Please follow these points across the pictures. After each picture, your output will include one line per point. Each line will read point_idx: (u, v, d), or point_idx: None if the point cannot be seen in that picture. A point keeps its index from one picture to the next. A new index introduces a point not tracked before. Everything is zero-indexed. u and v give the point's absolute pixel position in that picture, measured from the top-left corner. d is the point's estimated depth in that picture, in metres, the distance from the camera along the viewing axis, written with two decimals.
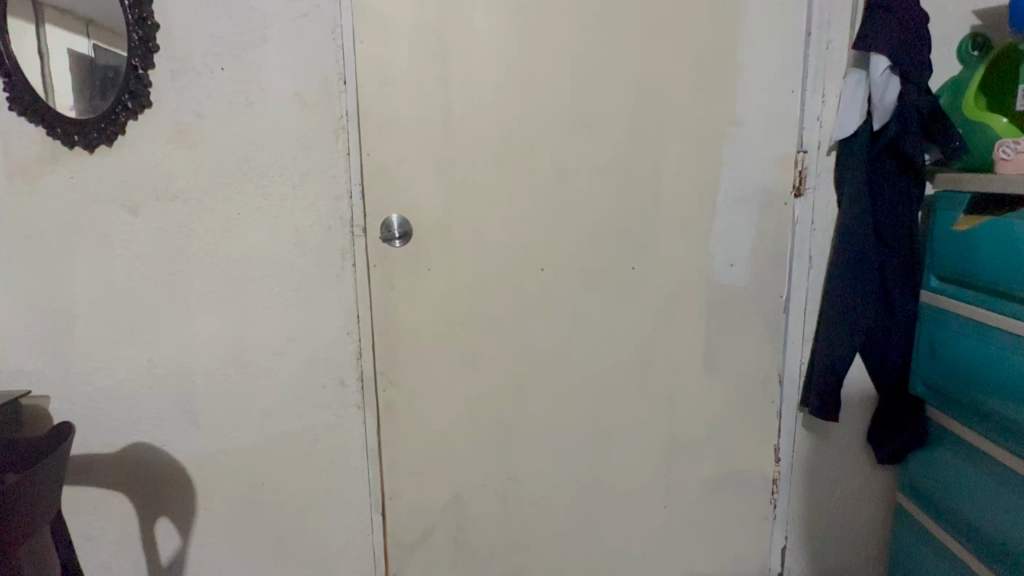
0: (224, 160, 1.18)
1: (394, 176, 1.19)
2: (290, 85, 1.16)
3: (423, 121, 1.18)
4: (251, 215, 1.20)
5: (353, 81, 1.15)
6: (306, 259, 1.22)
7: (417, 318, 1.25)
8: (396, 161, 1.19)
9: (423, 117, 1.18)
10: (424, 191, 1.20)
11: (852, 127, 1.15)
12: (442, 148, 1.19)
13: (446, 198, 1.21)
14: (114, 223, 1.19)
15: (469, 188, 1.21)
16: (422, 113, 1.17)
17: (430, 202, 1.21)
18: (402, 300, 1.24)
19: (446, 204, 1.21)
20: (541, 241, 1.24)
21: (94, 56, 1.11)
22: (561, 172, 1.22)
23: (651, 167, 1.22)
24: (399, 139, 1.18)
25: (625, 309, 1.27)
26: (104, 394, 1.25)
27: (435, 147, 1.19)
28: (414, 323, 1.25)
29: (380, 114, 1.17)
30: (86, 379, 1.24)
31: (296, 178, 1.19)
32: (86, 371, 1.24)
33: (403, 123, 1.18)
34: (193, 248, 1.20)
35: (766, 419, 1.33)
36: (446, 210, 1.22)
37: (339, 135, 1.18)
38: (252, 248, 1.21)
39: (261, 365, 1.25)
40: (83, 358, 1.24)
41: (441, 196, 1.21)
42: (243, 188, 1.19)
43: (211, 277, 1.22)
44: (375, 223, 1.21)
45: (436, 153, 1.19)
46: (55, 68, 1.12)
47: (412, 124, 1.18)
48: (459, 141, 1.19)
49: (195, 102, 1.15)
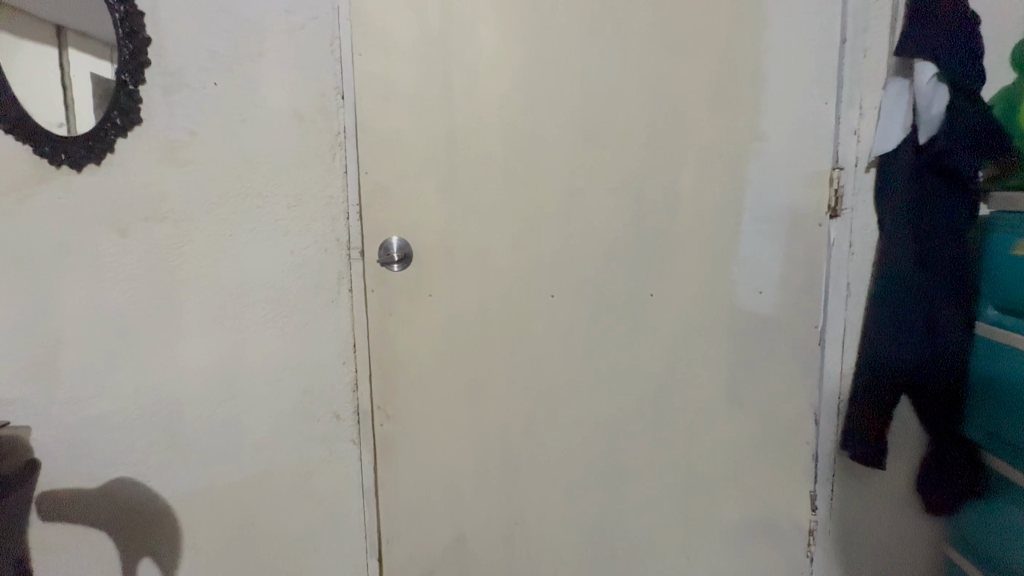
0: (216, 179, 1.11)
1: (395, 196, 1.12)
2: (285, 100, 1.09)
3: (426, 138, 1.11)
4: (243, 236, 1.13)
5: (352, 96, 1.09)
6: (300, 283, 1.14)
7: (418, 346, 1.17)
8: (396, 179, 1.12)
9: (424, 133, 1.10)
10: (425, 211, 1.13)
11: (894, 141, 1.05)
12: (445, 166, 1.12)
13: (449, 219, 1.13)
14: (102, 244, 1.13)
15: (474, 208, 1.13)
16: (425, 129, 1.10)
17: (432, 224, 1.13)
18: (402, 327, 1.16)
19: (449, 225, 1.13)
20: (553, 264, 1.15)
21: (88, 71, 1.07)
22: (574, 190, 1.13)
23: (672, 184, 1.12)
24: (400, 157, 1.11)
25: (644, 337, 1.17)
26: (89, 425, 1.18)
27: (438, 165, 1.11)
28: (414, 352, 1.17)
29: (380, 130, 1.10)
30: (70, 409, 1.17)
31: (291, 197, 1.12)
32: (71, 401, 1.17)
33: (404, 140, 1.11)
34: (183, 270, 1.14)
35: (800, 461, 1.20)
36: (449, 232, 1.14)
37: (336, 152, 1.11)
38: (246, 271, 1.14)
39: (252, 396, 1.18)
40: (68, 386, 1.17)
41: (444, 217, 1.13)
42: (236, 208, 1.12)
43: (202, 302, 1.15)
44: (372, 245, 1.13)
45: (438, 171, 1.12)
46: (45, 86, 1.07)
47: (411, 140, 1.11)
48: (462, 158, 1.11)
49: (188, 119, 1.10)
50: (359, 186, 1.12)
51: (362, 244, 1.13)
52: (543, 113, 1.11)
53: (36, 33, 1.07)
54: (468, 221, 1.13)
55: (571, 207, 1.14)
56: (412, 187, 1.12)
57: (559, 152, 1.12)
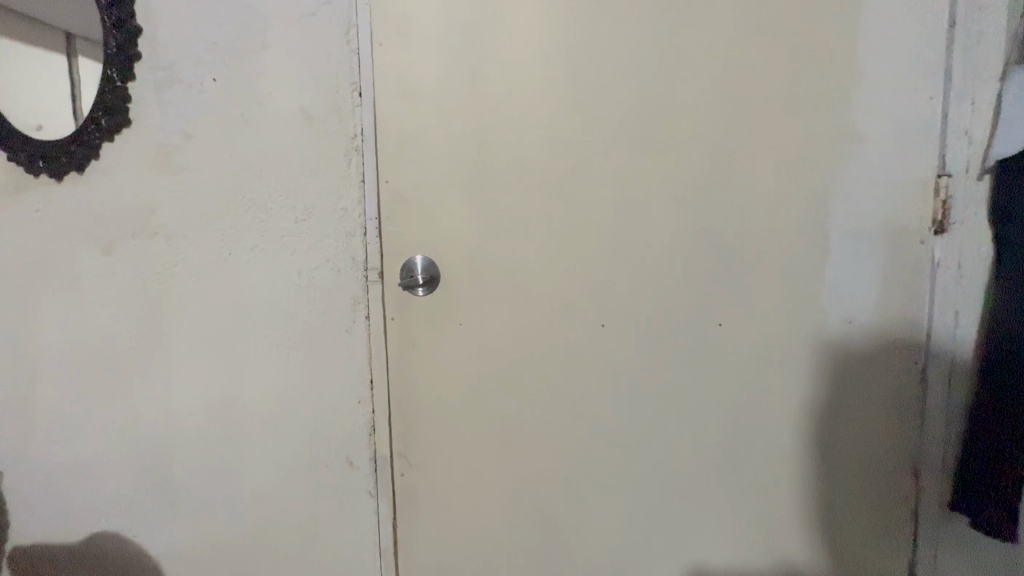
0: (213, 189, 0.96)
1: (419, 210, 0.97)
2: (293, 98, 0.94)
3: (456, 142, 0.95)
4: (245, 255, 0.98)
5: (370, 93, 0.94)
6: (309, 310, 0.99)
7: (444, 383, 1.01)
8: (421, 190, 0.96)
9: (453, 136, 0.95)
10: (454, 227, 0.97)
11: (1019, 142, 0.87)
12: (477, 175, 0.96)
13: (482, 236, 0.97)
14: (83, 264, 0.98)
15: (511, 223, 0.97)
16: (454, 132, 0.95)
17: (462, 241, 0.98)
18: (426, 361, 1.00)
19: (481, 243, 0.98)
20: (602, 287, 0.99)
21: (70, 68, 0.93)
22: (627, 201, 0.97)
23: (743, 194, 0.95)
24: (425, 164, 0.96)
25: (707, 372, 1.00)
26: (69, 470, 1.04)
27: (469, 174, 0.96)
28: (440, 388, 1.01)
29: (403, 133, 0.95)
30: (49, 451, 1.04)
31: (300, 210, 0.97)
32: (53, 441, 1.04)
33: (429, 145, 0.95)
34: (176, 293, 0.99)
35: (898, 524, 1.01)
36: (481, 251, 0.98)
37: (352, 158, 0.96)
38: (248, 295, 0.99)
39: (253, 439, 1.02)
40: (48, 424, 1.03)
41: (475, 234, 0.97)
42: (236, 222, 0.97)
43: (198, 330, 1.00)
44: (393, 266, 0.98)
45: (468, 180, 0.96)
46: (28, 89, 0.96)
47: (438, 144, 0.95)
48: (497, 164, 0.96)
49: (182, 120, 0.95)
50: (378, 198, 0.97)
51: (380, 265, 0.98)
52: (591, 112, 0.95)
53: (25, 32, 0.96)
54: (504, 238, 0.97)
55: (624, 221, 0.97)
56: (439, 198, 0.97)
57: (610, 158, 0.96)
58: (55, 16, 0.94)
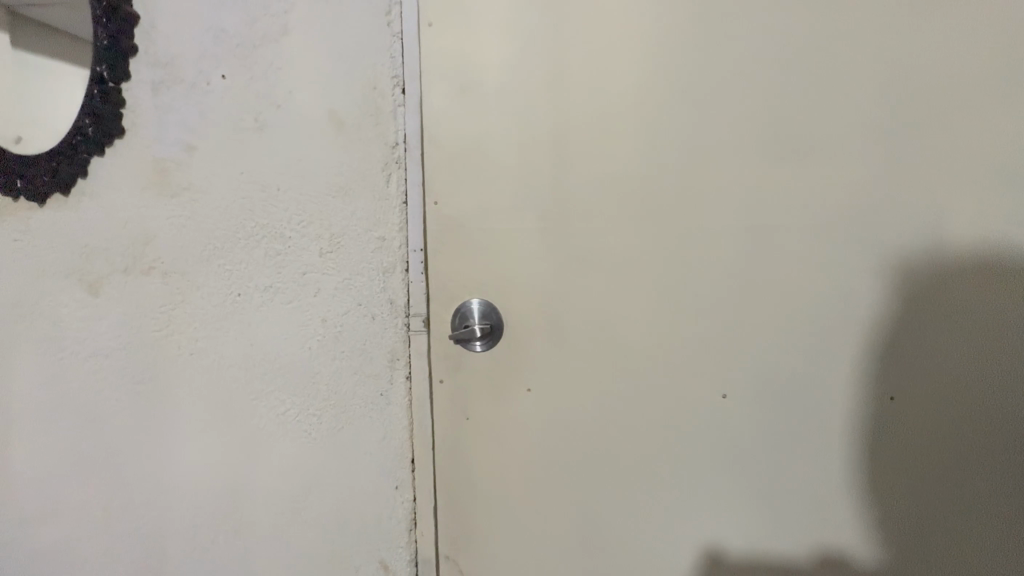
0: (221, 213, 0.77)
1: (478, 241, 0.75)
2: (320, 97, 0.74)
3: (527, 152, 0.72)
4: (256, 298, 0.77)
5: (417, 91, 0.73)
6: (335, 367, 0.76)
7: (506, 466, 0.78)
8: (480, 216, 0.74)
9: (523, 144, 0.72)
10: (523, 262, 0.74)
11: None
12: (556, 194, 0.72)
13: (561, 275, 0.74)
14: (66, 305, 0.80)
15: (599, 257, 0.72)
16: (525, 138, 0.72)
17: (533, 282, 0.74)
18: (484, 436, 0.78)
19: (559, 284, 0.74)
20: (723, 345, 0.72)
21: (65, 72, 0.78)
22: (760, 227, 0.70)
23: (936, 217, 0.66)
24: (487, 182, 0.74)
25: (879, 464, 0.71)
26: (58, 552, 0.87)
27: (545, 193, 0.73)
28: (501, 469, 0.78)
29: (458, 143, 0.74)
30: (36, 528, 0.87)
31: (325, 239, 0.75)
32: (39, 519, 0.87)
33: (493, 156, 0.73)
34: (173, 343, 0.79)
35: None
36: (560, 294, 0.74)
37: (392, 173, 0.74)
38: (260, 347, 0.78)
39: (265, 527, 0.81)
40: (34, 496, 0.86)
41: (552, 272, 0.74)
42: (247, 255, 0.77)
43: (197, 391, 0.79)
44: (443, 313, 0.76)
45: (542, 200, 0.73)
46: (15, 94, 0.81)
47: (502, 156, 0.73)
48: (581, 180, 0.72)
49: (184, 128, 0.76)
50: (426, 225, 0.75)
51: (427, 311, 0.76)
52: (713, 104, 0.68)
53: (24, 35, 0.81)
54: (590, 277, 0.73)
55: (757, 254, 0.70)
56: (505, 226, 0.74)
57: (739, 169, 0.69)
58: (52, 13, 0.79)
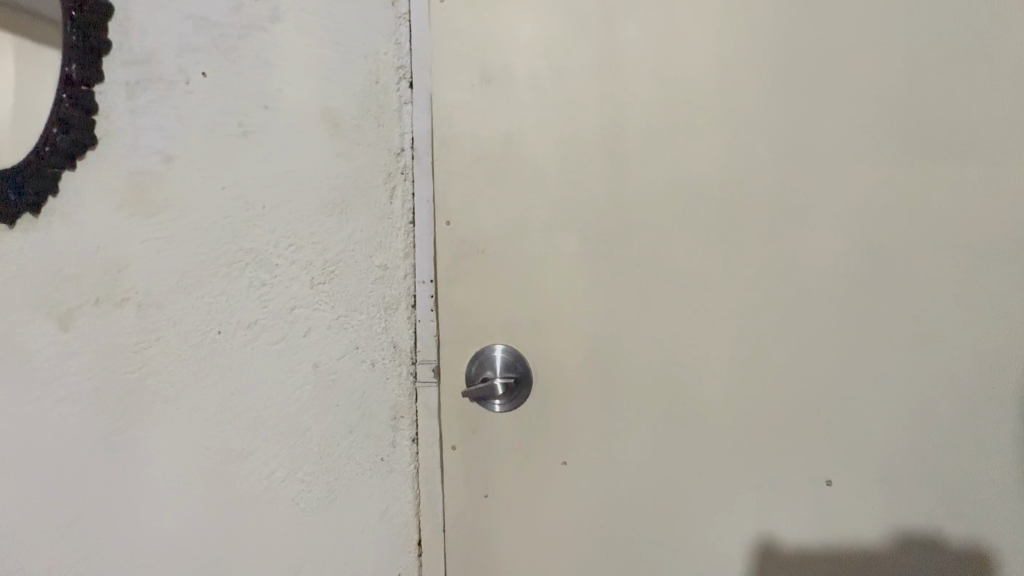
0: (199, 235, 0.64)
1: (500, 272, 0.60)
2: (311, 94, 0.61)
3: (563, 162, 0.58)
4: (238, 339, 0.64)
5: (426, 85, 0.59)
6: (327, 423, 0.63)
7: (534, 548, 0.63)
8: (503, 240, 0.60)
9: (559, 149, 0.58)
10: (556, 299, 0.60)
11: None
12: (600, 214, 0.58)
13: (604, 315, 0.59)
14: (32, 341, 0.69)
15: (654, 292, 0.58)
16: (562, 144, 0.58)
17: (569, 323, 0.60)
18: (509, 511, 0.62)
19: (603, 326, 0.59)
20: (810, 403, 0.58)
21: (33, 71, 0.68)
22: (857, 257, 0.56)
23: None
24: (511, 199, 0.59)
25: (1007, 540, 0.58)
26: None
27: (585, 213, 0.59)
28: (531, 554, 0.63)
29: (476, 150, 0.59)
30: None
31: (317, 267, 0.61)
32: None
33: (519, 167, 0.59)
34: (147, 388, 0.67)
35: None
36: (604, 339, 0.59)
37: (397, 186, 0.60)
38: (243, 397, 0.65)
39: None
40: None
41: (593, 311, 0.59)
42: (228, 285, 0.64)
43: (174, 444, 0.67)
44: (458, 359, 0.62)
45: (583, 220, 0.59)
46: None
47: (535, 164, 0.59)
48: (633, 194, 0.58)
49: (161, 135, 0.65)
50: (437, 252, 0.61)
51: (438, 357, 0.62)
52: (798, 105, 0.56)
53: None
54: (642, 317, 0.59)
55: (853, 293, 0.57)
56: (534, 254, 0.59)
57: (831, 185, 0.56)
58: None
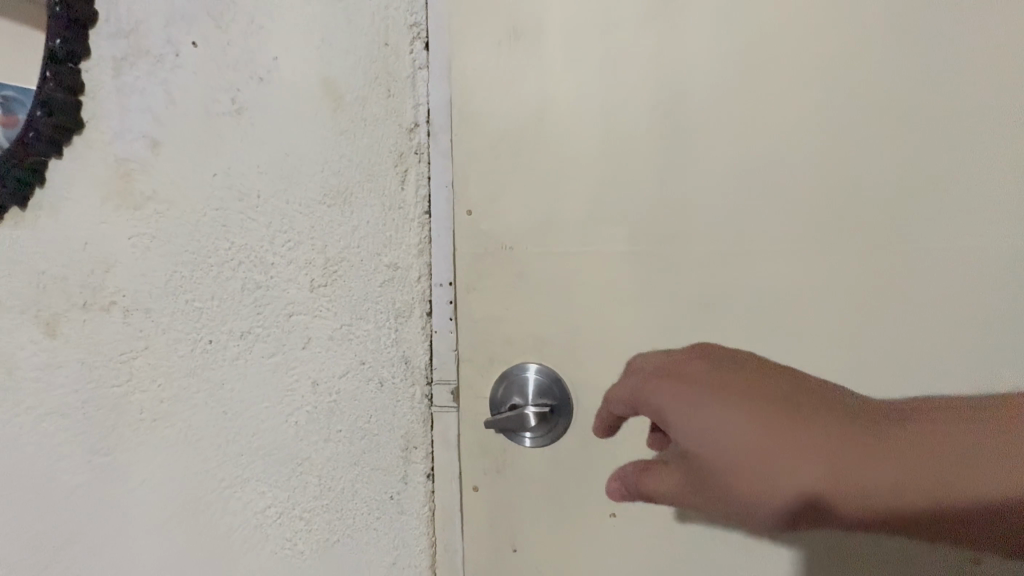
0: (189, 230, 0.56)
1: (531, 276, 0.50)
2: (310, 63, 0.51)
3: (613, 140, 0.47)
4: (232, 350, 0.55)
5: (444, 48, 0.50)
6: (328, 452, 0.53)
7: None
8: (536, 238, 0.49)
9: (606, 122, 0.47)
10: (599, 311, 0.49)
11: None
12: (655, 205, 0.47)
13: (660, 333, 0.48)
14: (14, 347, 0.62)
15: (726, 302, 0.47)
16: (610, 118, 0.47)
17: (616, 340, 0.49)
18: (543, 565, 0.51)
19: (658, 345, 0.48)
20: None
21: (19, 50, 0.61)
22: (999, 259, 0.44)
23: None
24: (545, 187, 0.49)
25: None
26: None
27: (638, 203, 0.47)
28: None
29: (502, 127, 0.49)
30: None
31: (319, 267, 0.52)
32: None
33: (556, 147, 0.48)
34: (134, 404, 0.59)
35: None
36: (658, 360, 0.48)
37: (409, 169, 0.50)
38: (236, 419, 0.56)
39: None
40: None
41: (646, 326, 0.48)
42: (220, 287, 0.55)
43: (160, 470, 0.58)
44: (481, 381, 0.51)
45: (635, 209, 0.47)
46: None
47: (574, 141, 0.48)
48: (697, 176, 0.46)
49: (149, 116, 0.57)
50: (457, 249, 0.51)
51: (457, 376, 0.51)
52: (929, 60, 0.43)
53: None
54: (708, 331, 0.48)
55: (1000, 306, 0.44)
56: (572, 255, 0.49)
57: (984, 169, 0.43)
58: None
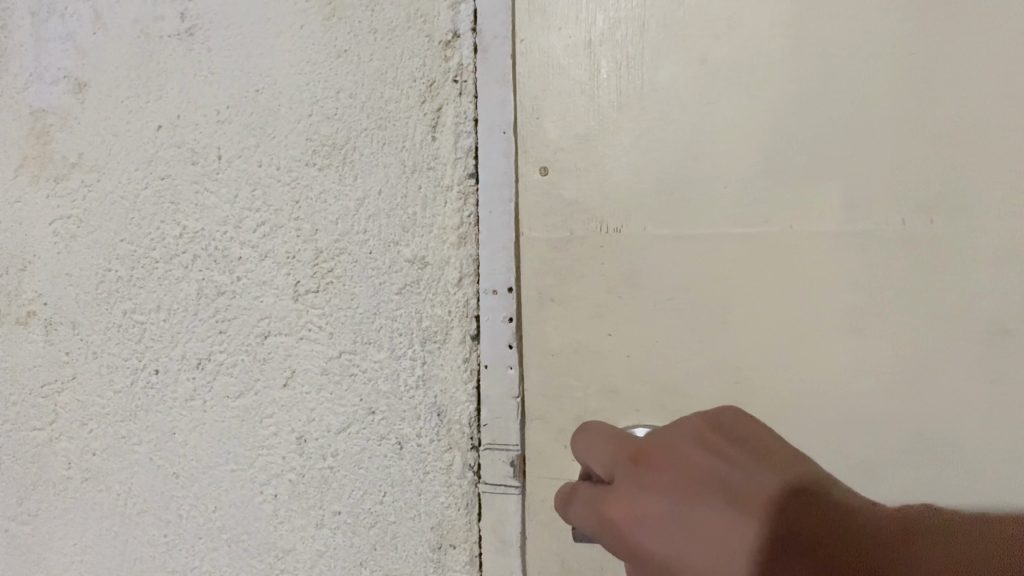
0: (129, 210, 0.38)
1: (648, 274, 0.32)
2: None
3: (770, 61, 0.31)
4: (183, 386, 0.37)
5: None
6: (322, 545, 0.35)
7: None
8: (655, 216, 0.32)
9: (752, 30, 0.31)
10: (763, 330, 0.31)
11: None
12: (841, 163, 0.30)
13: (869, 366, 0.30)
14: None
15: (980, 322, 0.29)
16: (757, 33, 0.31)
17: (779, 378, 0.31)
18: None
19: (862, 388, 0.30)
20: None
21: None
22: None
23: None
24: (673, 139, 0.32)
25: None
26: None
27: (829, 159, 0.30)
28: None
29: (585, 51, 0.33)
30: None
31: (305, 264, 0.34)
32: None
33: (671, 76, 0.32)
34: (53, 461, 0.41)
35: None
36: (841, 413, 0.30)
37: (444, 109, 0.33)
38: (191, 489, 0.38)
39: None
40: None
41: (824, 358, 0.30)
42: (168, 294, 0.38)
43: (92, 555, 0.41)
44: (555, 441, 0.33)
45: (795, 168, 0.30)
46: None
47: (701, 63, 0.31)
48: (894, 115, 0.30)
49: (76, 47, 0.39)
50: (523, 240, 0.33)
51: (519, 434, 0.33)
52: None
53: None
54: (921, 367, 0.29)
55: None
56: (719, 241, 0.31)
57: None
58: None
